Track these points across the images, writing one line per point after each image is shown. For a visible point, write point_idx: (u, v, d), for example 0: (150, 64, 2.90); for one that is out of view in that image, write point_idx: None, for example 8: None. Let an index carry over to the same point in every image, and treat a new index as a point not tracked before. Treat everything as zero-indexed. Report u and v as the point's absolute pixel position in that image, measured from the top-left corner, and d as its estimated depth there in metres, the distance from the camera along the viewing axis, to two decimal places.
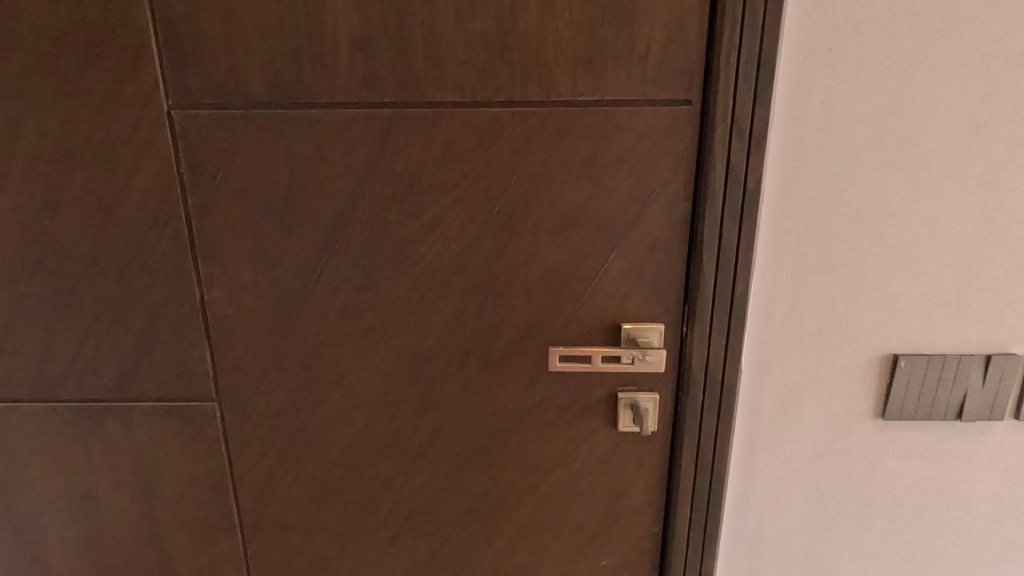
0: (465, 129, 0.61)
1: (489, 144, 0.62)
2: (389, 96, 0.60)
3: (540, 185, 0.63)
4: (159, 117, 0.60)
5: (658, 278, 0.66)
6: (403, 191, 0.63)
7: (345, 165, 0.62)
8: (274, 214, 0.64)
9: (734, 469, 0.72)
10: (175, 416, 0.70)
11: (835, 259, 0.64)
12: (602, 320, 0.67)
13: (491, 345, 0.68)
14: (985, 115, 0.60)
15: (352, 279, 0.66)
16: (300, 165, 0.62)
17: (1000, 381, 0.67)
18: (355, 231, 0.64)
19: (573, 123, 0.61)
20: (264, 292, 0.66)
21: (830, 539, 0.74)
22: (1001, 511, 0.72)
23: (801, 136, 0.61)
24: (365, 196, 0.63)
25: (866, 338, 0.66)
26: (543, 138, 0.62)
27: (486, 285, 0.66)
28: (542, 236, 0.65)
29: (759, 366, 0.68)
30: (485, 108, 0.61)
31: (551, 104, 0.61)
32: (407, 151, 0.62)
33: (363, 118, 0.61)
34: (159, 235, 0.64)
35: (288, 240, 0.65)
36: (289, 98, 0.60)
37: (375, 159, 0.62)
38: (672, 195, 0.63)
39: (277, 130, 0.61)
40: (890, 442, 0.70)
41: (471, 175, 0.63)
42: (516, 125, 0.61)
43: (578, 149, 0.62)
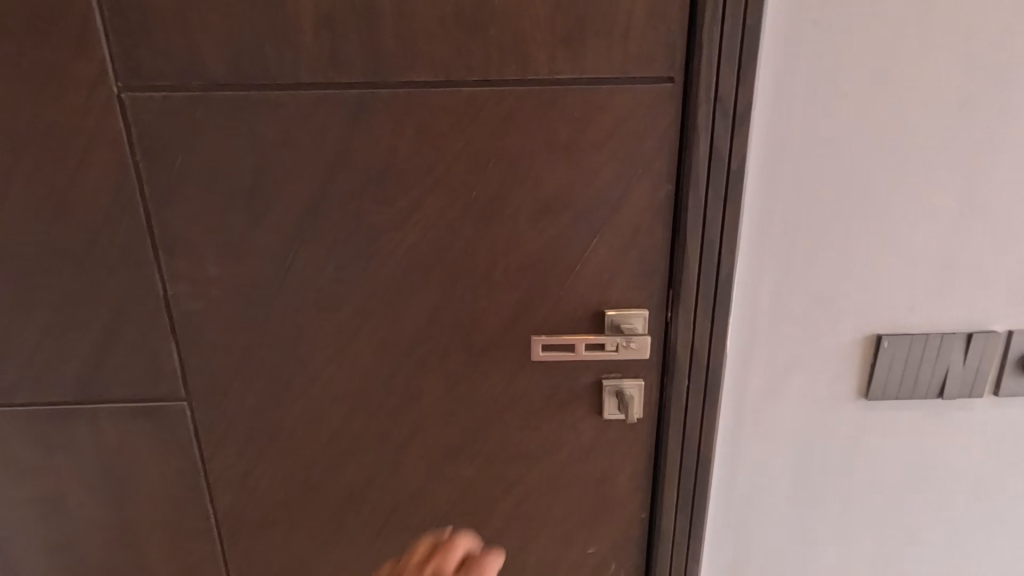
0: (439, 112, 0.58)
1: (464, 127, 0.59)
2: (357, 77, 0.57)
3: (519, 170, 0.61)
4: (109, 101, 0.57)
5: (642, 263, 0.65)
6: (376, 177, 0.60)
7: (314, 150, 0.59)
8: (240, 203, 0.61)
9: (718, 454, 0.72)
10: (145, 415, 0.67)
11: (820, 242, 0.63)
12: (585, 308, 0.66)
13: (472, 336, 0.67)
14: (973, 90, 0.58)
15: (326, 271, 0.63)
16: (266, 152, 0.59)
17: (981, 359, 0.67)
18: (327, 220, 0.61)
19: (552, 104, 0.59)
20: (234, 286, 0.64)
21: (814, 518, 0.75)
22: (979, 485, 0.73)
23: (786, 115, 0.59)
24: (336, 183, 0.60)
25: (850, 321, 0.66)
26: (521, 120, 0.59)
27: (466, 275, 0.64)
28: (522, 223, 0.63)
29: (744, 350, 0.67)
30: (459, 89, 0.58)
31: (528, 85, 0.58)
32: (378, 136, 0.59)
33: (330, 101, 0.58)
34: (117, 228, 0.61)
35: (256, 232, 0.62)
36: (249, 80, 0.57)
37: (345, 144, 0.59)
38: (655, 178, 0.62)
39: (238, 114, 0.58)
40: (872, 421, 0.70)
41: (447, 160, 0.60)
42: (493, 107, 0.58)
43: (557, 131, 0.60)
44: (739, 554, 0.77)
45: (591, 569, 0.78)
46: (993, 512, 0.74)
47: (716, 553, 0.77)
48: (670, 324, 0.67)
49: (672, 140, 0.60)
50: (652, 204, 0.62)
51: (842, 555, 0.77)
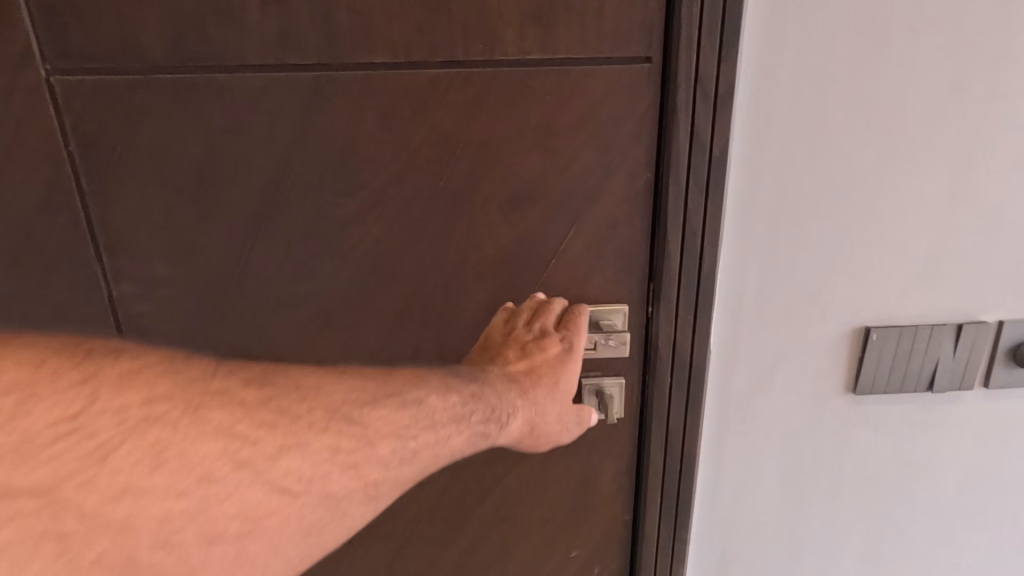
0: (401, 96, 0.54)
1: (429, 112, 0.55)
2: (310, 58, 0.53)
3: (489, 158, 0.57)
4: (37, 86, 0.52)
5: (622, 255, 0.61)
6: (335, 167, 0.56)
7: (267, 138, 0.55)
8: (187, 197, 0.56)
9: (704, 454, 0.69)
10: None
11: (806, 232, 0.60)
12: (563, 304, 0.63)
13: (444, 335, 0.63)
14: (965, 69, 0.55)
15: (285, 268, 0.59)
16: (213, 140, 0.55)
17: (971, 350, 0.65)
18: (283, 214, 0.57)
19: (523, 87, 0.55)
20: (185, 286, 0.59)
21: (802, 516, 0.73)
22: (968, 479, 0.71)
23: (771, 98, 0.55)
24: (292, 174, 0.56)
25: (837, 313, 0.63)
26: (490, 104, 0.55)
27: (435, 271, 0.60)
28: (493, 214, 0.59)
29: (729, 346, 0.64)
30: (422, 70, 0.54)
31: (496, 66, 0.54)
32: (336, 122, 0.55)
33: (282, 84, 0.53)
34: (54, 225, 0.56)
35: (206, 227, 0.57)
36: (192, 61, 0.52)
37: (300, 131, 0.55)
38: (634, 165, 0.58)
39: (180, 99, 0.53)
40: (860, 416, 0.68)
41: (413, 147, 0.56)
42: (459, 90, 0.54)
43: (529, 116, 0.56)
44: (726, 554, 0.75)
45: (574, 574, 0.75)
46: (983, 505, 0.73)
47: (702, 554, 0.75)
48: (652, 319, 0.63)
49: (651, 125, 0.57)
50: (631, 192, 0.59)
51: (830, 552, 0.75)
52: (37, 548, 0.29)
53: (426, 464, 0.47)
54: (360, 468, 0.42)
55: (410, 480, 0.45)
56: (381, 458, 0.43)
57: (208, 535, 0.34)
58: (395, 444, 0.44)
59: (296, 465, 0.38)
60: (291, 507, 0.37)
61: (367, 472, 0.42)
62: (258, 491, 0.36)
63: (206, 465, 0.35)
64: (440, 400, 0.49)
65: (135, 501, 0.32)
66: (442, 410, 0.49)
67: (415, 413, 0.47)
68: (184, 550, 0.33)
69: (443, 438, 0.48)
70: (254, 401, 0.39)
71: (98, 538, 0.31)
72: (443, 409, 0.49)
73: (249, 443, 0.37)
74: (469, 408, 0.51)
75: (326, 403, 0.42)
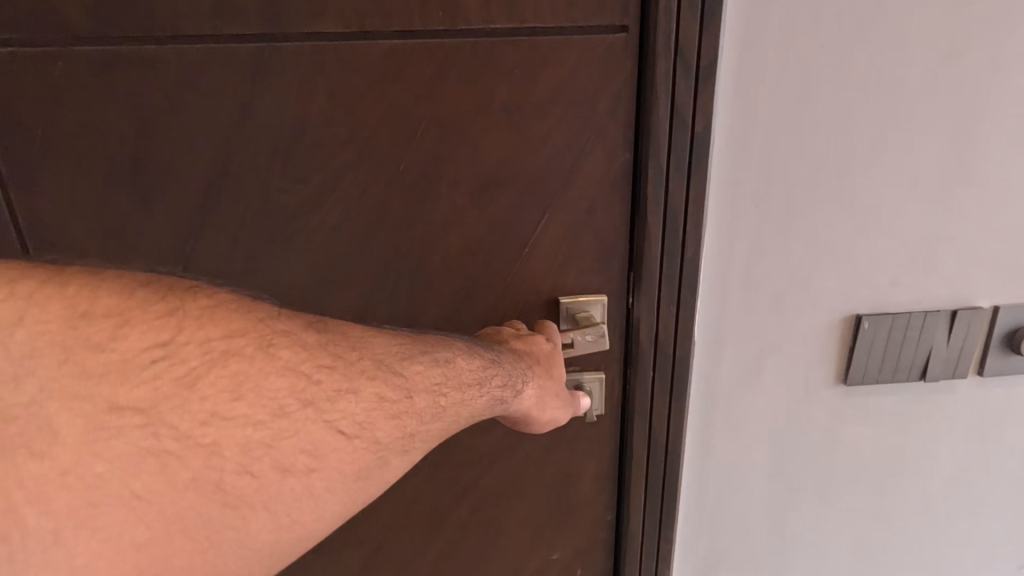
0: (355, 70, 0.49)
1: (387, 87, 0.50)
2: (252, 27, 0.48)
3: (454, 138, 0.52)
4: None
5: (598, 240, 0.57)
6: (284, 149, 0.51)
7: (208, 117, 0.50)
8: (121, 184, 0.51)
9: (689, 450, 0.66)
10: None
11: (794, 215, 0.56)
12: (538, 295, 0.59)
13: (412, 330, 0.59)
14: (961, 36, 0.52)
15: (235, 261, 0.54)
16: (147, 120, 0.49)
17: (965, 336, 0.62)
18: (230, 202, 0.52)
19: (488, 59, 0.50)
20: None
21: (792, 512, 0.70)
22: (960, 469, 0.69)
23: (757, 70, 0.51)
24: (237, 157, 0.51)
25: (827, 300, 0.60)
26: (454, 78, 0.51)
27: (400, 261, 0.56)
28: (461, 200, 0.54)
29: (713, 337, 0.61)
30: (377, 41, 0.49)
31: (459, 36, 0.49)
32: (283, 99, 0.50)
33: (222, 57, 0.48)
34: None
35: (144, 217, 0.52)
36: (119, 31, 0.47)
37: (245, 110, 0.50)
38: (610, 143, 0.54)
39: (108, 74, 0.48)
40: (851, 408, 0.65)
41: (369, 126, 0.51)
42: (419, 63, 0.50)
43: (497, 91, 0.51)
44: (713, 553, 0.72)
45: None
46: (975, 496, 0.70)
47: (689, 552, 0.72)
48: (632, 310, 0.60)
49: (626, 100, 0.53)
50: (606, 173, 0.55)
51: (821, 548, 0.72)
52: (137, 471, 0.30)
53: (454, 421, 0.44)
54: (399, 419, 0.39)
55: (438, 437, 0.42)
56: (417, 411, 0.40)
57: (281, 467, 0.34)
58: (430, 399, 0.41)
59: (351, 408, 0.37)
60: (352, 445, 0.37)
61: (404, 422, 0.40)
62: (322, 428, 0.36)
63: (278, 400, 0.34)
64: (468, 360, 0.45)
65: (219, 429, 0.33)
66: (468, 371, 0.45)
67: (446, 372, 0.43)
68: (262, 481, 0.34)
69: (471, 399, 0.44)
70: (316, 343, 0.37)
71: (193, 460, 0.32)
72: (469, 369, 0.45)
73: (312, 382, 0.36)
74: (491, 371, 0.47)
75: (368, 351, 0.39)
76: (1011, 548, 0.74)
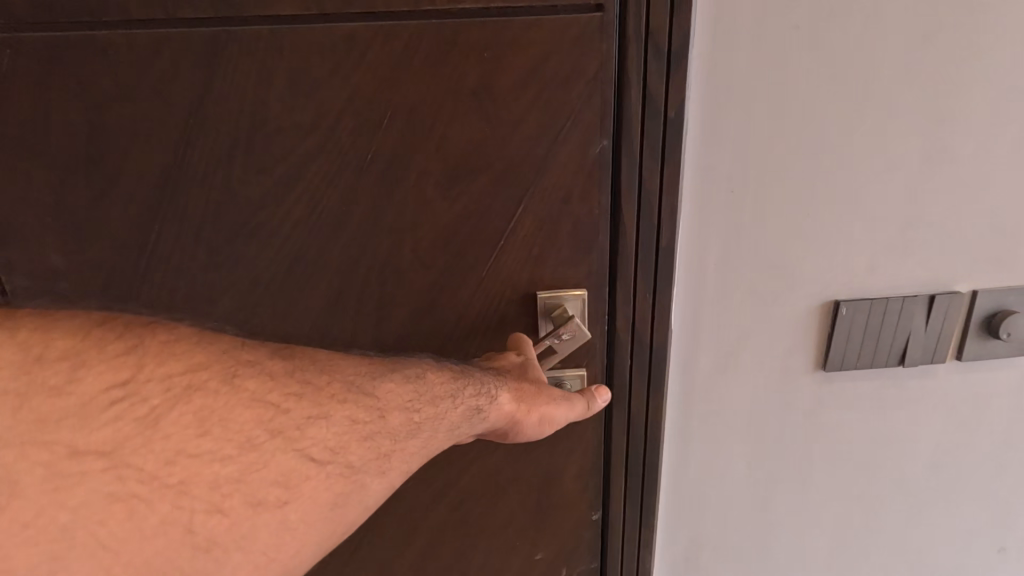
0: (316, 56, 0.48)
1: (350, 73, 0.49)
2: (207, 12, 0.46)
3: (422, 125, 0.51)
4: None
5: (577, 235, 0.56)
6: (245, 139, 0.50)
7: (166, 110, 0.48)
8: (81, 177, 0.50)
9: (669, 438, 0.66)
10: None
11: (770, 200, 0.55)
12: (516, 288, 0.58)
13: (385, 324, 0.58)
14: (938, 14, 0.50)
15: (204, 256, 0.53)
16: (102, 110, 0.48)
17: (944, 321, 0.62)
18: (191, 194, 0.51)
19: (455, 42, 0.48)
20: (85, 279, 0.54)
21: (772, 499, 0.70)
22: (940, 454, 0.69)
23: (730, 51, 0.50)
24: (197, 147, 0.50)
25: (806, 287, 0.59)
26: (419, 63, 0.49)
27: (370, 254, 0.55)
28: (430, 190, 0.53)
29: (691, 325, 0.60)
30: (339, 26, 0.47)
31: (423, 19, 0.48)
32: (242, 87, 0.48)
33: (178, 43, 0.47)
34: None
35: (105, 211, 0.51)
36: (67, 17, 0.45)
37: (204, 99, 0.48)
38: (586, 132, 0.52)
39: (61, 63, 0.47)
40: (831, 394, 0.65)
41: (333, 114, 0.50)
42: (383, 47, 0.48)
43: (465, 76, 0.49)
44: (695, 541, 0.72)
45: (541, 574, 0.72)
46: (955, 480, 0.71)
47: (670, 540, 0.72)
48: (612, 302, 0.59)
49: (603, 87, 0.51)
50: (584, 164, 0.53)
51: (802, 534, 0.73)
52: (102, 521, 0.29)
53: (432, 437, 0.47)
54: (374, 440, 0.42)
55: (417, 454, 0.45)
56: (391, 429, 0.43)
57: (253, 502, 0.34)
58: (404, 416, 0.44)
59: (321, 434, 0.38)
60: (326, 472, 0.38)
61: (379, 443, 0.42)
62: (292, 457, 0.36)
63: (245, 432, 0.34)
64: (438, 375, 0.49)
65: (186, 467, 0.32)
66: (441, 385, 0.48)
67: (418, 388, 0.46)
68: (234, 518, 0.33)
69: (445, 412, 0.48)
70: (282, 371, 0.38)
71: (160, 502, 0.31)
72: (441, 384, 0.48)
73: (281, 412, 0.37)
74: (461, 383, 0.50)
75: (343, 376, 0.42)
76: (991, 531, 0.74)
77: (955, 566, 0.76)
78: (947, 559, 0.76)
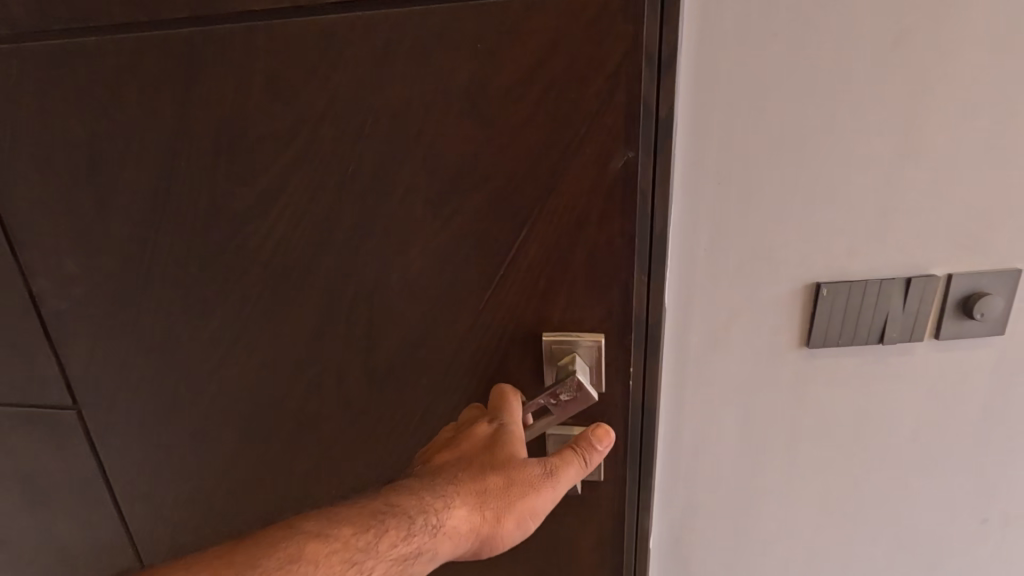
0: (349, 76, 0.56)
1: (376, 89, 0.57)
2: (262, 52, 0.56)
3: (437, 130, 0.58)
4: (21, 106, 0.61)
5: (592, 250, 0.62)
6: (294, 150, 0.60)
7: (225, 134, 0.60)
8: (160, 192, 0.63)
9: (665, 407, 0.73)
10: (41, 423, 0.79)
11: (754, 193, 0.62)
12: (536, 283, 0.64)
13: (407, 308, 0.66)
14: (907, 19, 0.56)
15: (259, 247, 0.64)
16: (181, 136, 0.60)
17: (921, 302, 0.67)
18: (245, 201, 0.62)
19: (462, 54, 0.55)
20: (99, 277, 0.68)
21: (762, 466, 0.77)
22: (922, 428, 0.74)
23: (715, 60, 0.57)
24: (254, 162, 0.61)
25: (789, 270, 0.66)
26: (432, 74, 0.56)
27: (394, 246, 0.63)
28: (446, 187, 0.60)
29: (684, 304, 0.67)
30: (366, 50, 0.55)
31: (436, 35, 0.54)
32: (292, 106, 0.58)
33: (237, 76, 0.57)
34: (35, 225, 0.67)
35: (181, 219, 0.64)
36: (150, 70, 0.58)
37: (258, 121, 0.59)
38: (602, 151, 0.57)
39: (148, 102, 0.59)
40: (815, 370, 0.71)
41: (367, 123, 0.58)
42: (404, 61, 0.55)
43: (453, 75, 0.55)
44: (690, 505, 0.79)
45: (543, 539, 0.78)
46: (936, 453, 0.76)
47: (667, 502, 0.79)
48: (618, 308, 0.64)
49: (622, 106, 0.56)
50: (598, 181, 0.59)
51: (791, 501, 0.79)
52: None
53: None
54: None
55: None
56: None
57: None
58: None
59: None
60: None
61: None
62: None
63: None
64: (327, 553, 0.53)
65: None
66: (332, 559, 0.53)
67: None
68: None
69: None
70: None
71: None
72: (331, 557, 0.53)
73: None
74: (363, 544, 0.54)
75: None
76: (975, 502, 0.79)
77: (944, 535, 0.81)
78: (934, 529, 0.81)
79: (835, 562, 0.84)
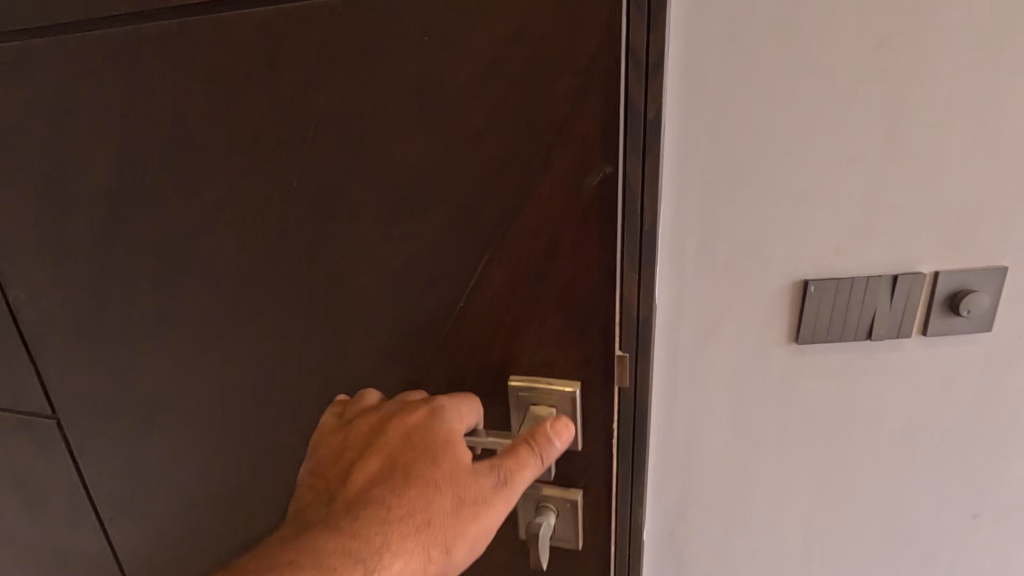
0: (304, 72, 0.50)
1: (322, 87, 0.50)
2: (215, 44, 0.51)
3: (389, 131, 0.51)
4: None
5: (566, 280, 0.54)
6: (249, 156, 0.54)
7: (180, 133, 0.55)
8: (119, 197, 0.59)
9: (656, 400, 0.75)
10: (13, 425, 0.78)
11: (740, 193, 0.64)
12: (504, 312, 0.56)
13: (367, 335, 0.59)
14: (888, 22, 0.58)
15: (223, 258, 0.59)
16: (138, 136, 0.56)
17: (907, 299, 0.69)
18: (197, 210, 0.58)
19: (410, 51, 0.48)
20: (54, 286, 0.66)
21: (753, 461, 0.78)
22: (912, 424, 0.76)
23: (701, 63, 0.59)
24: (214, 164, 0.55)
25: (776, 267, 0.67)
26: (377, 71, 0.49)
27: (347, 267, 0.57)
28: (400, 203, 0.53)
29: (673, 299, 0.69)
30: (321, 46, 0.49)
31: (383, 30, 0.47)
32: (248, 102, 0.52)
33: (191, 74, 0.52)
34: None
35: (137, 227, 0.60)
36: (102, 68, 0.54)
37: (213, 120, 0.54)
38: (574, 168, 0.49)
39: (107, 100, 0.55)
40: (804, 365, 0.73)
41: (321, 123, 0.51)
42: (349, 60, 0.49)
43: (400, 72, 0.48)
44: (682, 497, 0.81)
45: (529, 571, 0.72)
46: (925, 449, 0.77)
47: (660, 494, 0.81)
48: (595, 348, 0.56)
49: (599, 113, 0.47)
50: (571, 201, 0.50)
51: (781, 494, 0.81)
52: None
53: None
54: None
55: None
56: None
57: None
58: None
59: None
60: None
61: None
62: None
63: None
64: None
65: None
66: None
67: None
68: None
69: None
70: None
71: None
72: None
73: None
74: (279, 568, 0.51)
75: None
76: (967, 497, 0.80)
77: (934, 530, 0.82)
78: (927, 523, 0.82)
79: (829, 556, 0.85)
